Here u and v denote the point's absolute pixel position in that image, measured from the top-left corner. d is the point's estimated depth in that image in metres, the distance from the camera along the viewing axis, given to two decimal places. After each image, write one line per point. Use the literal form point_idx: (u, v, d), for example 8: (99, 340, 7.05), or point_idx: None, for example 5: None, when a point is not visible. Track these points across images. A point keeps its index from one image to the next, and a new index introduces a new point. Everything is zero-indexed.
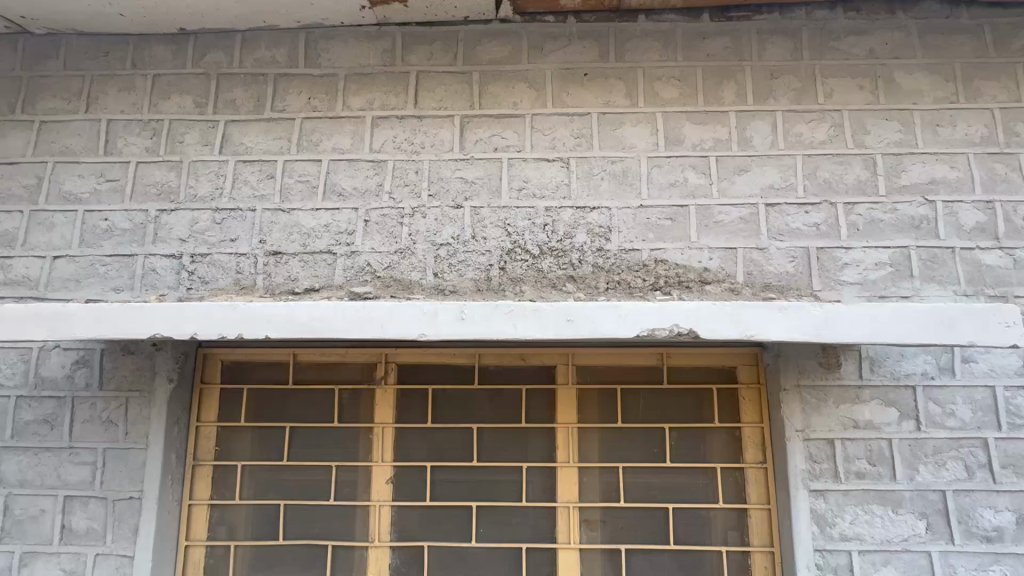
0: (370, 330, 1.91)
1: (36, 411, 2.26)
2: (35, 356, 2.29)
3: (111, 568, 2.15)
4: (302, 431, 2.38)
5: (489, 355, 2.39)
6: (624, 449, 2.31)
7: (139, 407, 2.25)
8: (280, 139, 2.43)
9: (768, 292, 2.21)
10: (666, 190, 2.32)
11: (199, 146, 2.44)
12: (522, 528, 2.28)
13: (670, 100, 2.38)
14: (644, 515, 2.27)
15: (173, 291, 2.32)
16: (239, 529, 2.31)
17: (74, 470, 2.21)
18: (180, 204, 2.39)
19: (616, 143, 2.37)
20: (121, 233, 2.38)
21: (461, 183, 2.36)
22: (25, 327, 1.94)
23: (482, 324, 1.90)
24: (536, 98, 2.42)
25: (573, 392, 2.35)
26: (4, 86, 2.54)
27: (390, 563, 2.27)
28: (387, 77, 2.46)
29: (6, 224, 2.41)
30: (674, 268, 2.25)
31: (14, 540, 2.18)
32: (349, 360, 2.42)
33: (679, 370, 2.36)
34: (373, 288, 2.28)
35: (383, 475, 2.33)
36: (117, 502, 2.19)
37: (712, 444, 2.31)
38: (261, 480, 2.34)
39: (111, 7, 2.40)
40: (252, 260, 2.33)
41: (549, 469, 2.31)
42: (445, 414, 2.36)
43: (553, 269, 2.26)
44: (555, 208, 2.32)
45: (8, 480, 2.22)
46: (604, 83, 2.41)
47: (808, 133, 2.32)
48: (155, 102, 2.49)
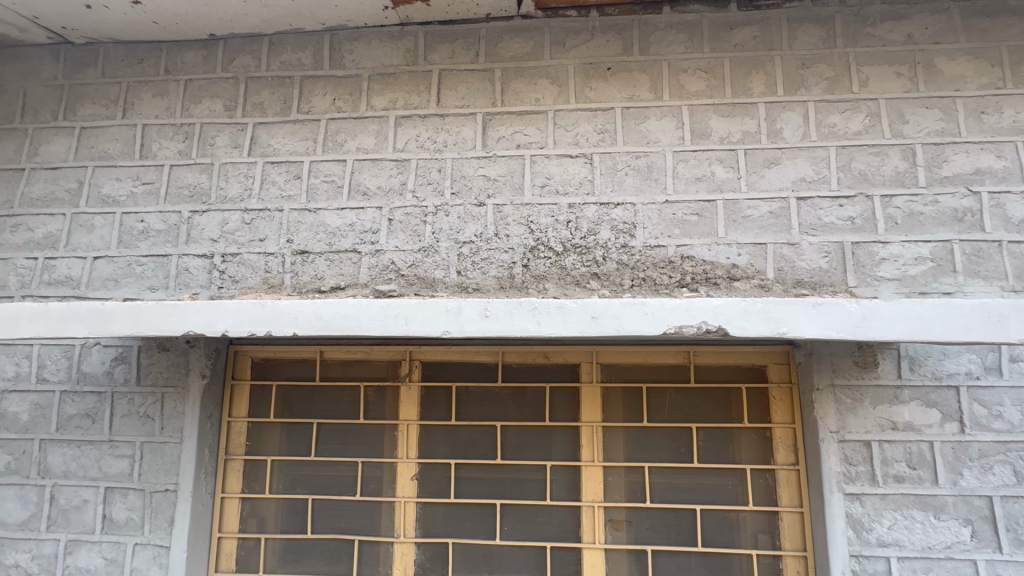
0: (394, 326, 1.91)
1: (78, 405, 2.36)
2: (77, 353, 2.39)
3: (149, 557, 2.23)
4: (329, 427, 2.42)
5: (512, 353, 2.38)
6: (649, 448, 2.28)
7: (174, 402, 2.33)
8: (306, 140, 2.48)
9: (800, 289, 2.14)
10: (692, 185, 2.27)
11: (230, 149, 2.50)
12: (546, 527, 2.27)
13: (696, 93, 2.33)
14: (670, 516, 2.23)
15: (205, 290, 2.39)
16: (269, 522, 2.36)
17: (114, 463, 2.30)
18: (211, 205, 2.46)
19: (640, 137, 2.33)
20: (157, 234, 2.46)
21: (483, 180, 2.36)
22: (68, 325, 2.02)
23: (506, 320, 1.88)
24: (559, 94, 2.40)
25: (597, 390, 2.33)
26: (47, 94, 2.65)
27: (415, 559, 2.29)
28: (410, 76, 2.48)
29: (49, 226, 2.51)
30: (701, 264, 2.20)
31: (60, 528, 2.28)
32: (374, 358, 2.44)
33: (705, 369, 2.31)
34: (397, 286, 2.30)
35: (408, 472, 2.35)
36: (154, 494, 2.26)
37: (741, 445, 2.25)
38: (290, 475, 2.39)
39: (145, 16, 2.48)
40: (280, 259, 2.38)
41: (574, 468, 2.29)
42: (469, 412, 2.37)
43: (576, 266, 2.24)
44: (579, 205, 2.30)
45: (53, 471, 2.32)
46: (628, 77, 2.38)
47: (842, 124, 2.24)
48: (187, 106, 2.56)
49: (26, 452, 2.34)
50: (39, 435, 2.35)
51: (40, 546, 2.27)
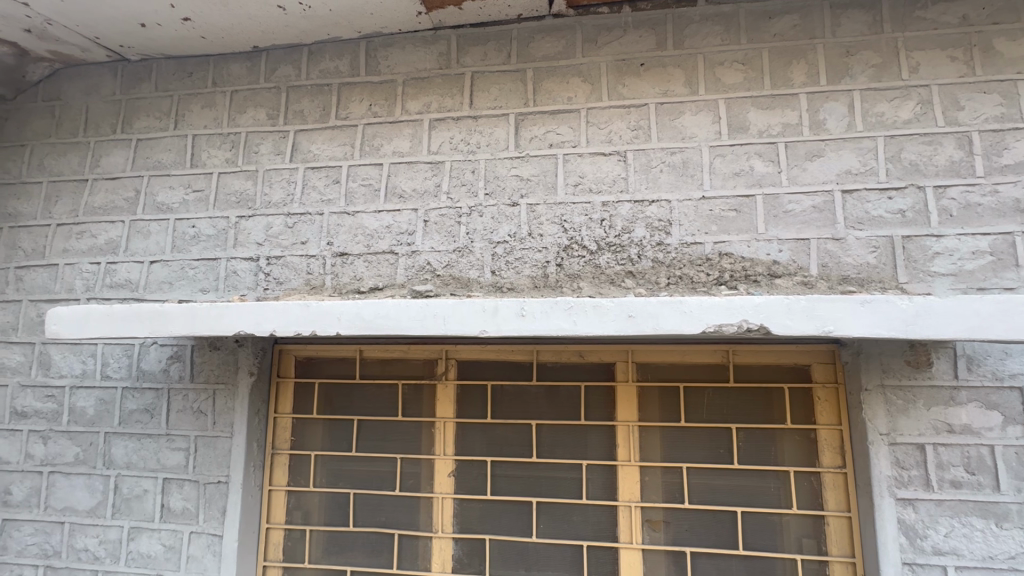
0: (433, 326, 1.94)
1: (138, 401, 2.51)
2: (136, 351, 2.54)
3: (204, 545, 2.35)
4: (369, 424, 2.49)
5: (546, 352, 2.39)
6: (687, 448, 2.25)
7: (225, 398, 2.44)
8: (344, 146, 2.55)
9: (846, 286, 2.06)
10: (730, 180, 2.22)
11: (273, 156, 2.60)
12: (582, 526, 2.27)
13: (733, 86, 2.28)
14: (710, 518, 2.19)
15: (252, 291, 2.50)
16: (313, 515, 2.46)
17: (171, 455, 2.44)
18: (257, 210, 2.57)
19: (675, 133, 2.29)
20: (207, 239, 2.59)
21: (517, 180, 2.37)
22: (129, 325, 2.15)
23: (542, 320, 1.87)
24: (592, 92, 2.39)
25: (633, 389, 2.31)
26: (107, 109, 2.83)
27: (454, 554, 2.33)
28: (443, 79, 2.52)
29: (110, 233, 2.68)
30: (740, 261, 2.15)
31: (123, 516, 2.43)
32: (411, 356, 2.50)
33: (746, 368, 2.26)
34: (433, 286, 2.35)
35: (446, 469, 2.39)
36: (208, 485, 2.38)
37: (784, 447, 2.19)
38: (332, 469, 2.48)
39: (195, 32, 2.59)
40: (321, 261, 2.46)
41: (610, 468, 2.29)
42: (504, 410, 2.39)
43: (611, 265, 2.23)
44: (612, 203, 2.28)
45: (117, 462, 2.48)
46: (661, 72, 2.34)
47: (890, 112, 2.14)
48: (233, 116, 2.68)
49: (93, 444, 2.51)
50: (104, 428, 2.51)
51: (106, 532, 2.44)
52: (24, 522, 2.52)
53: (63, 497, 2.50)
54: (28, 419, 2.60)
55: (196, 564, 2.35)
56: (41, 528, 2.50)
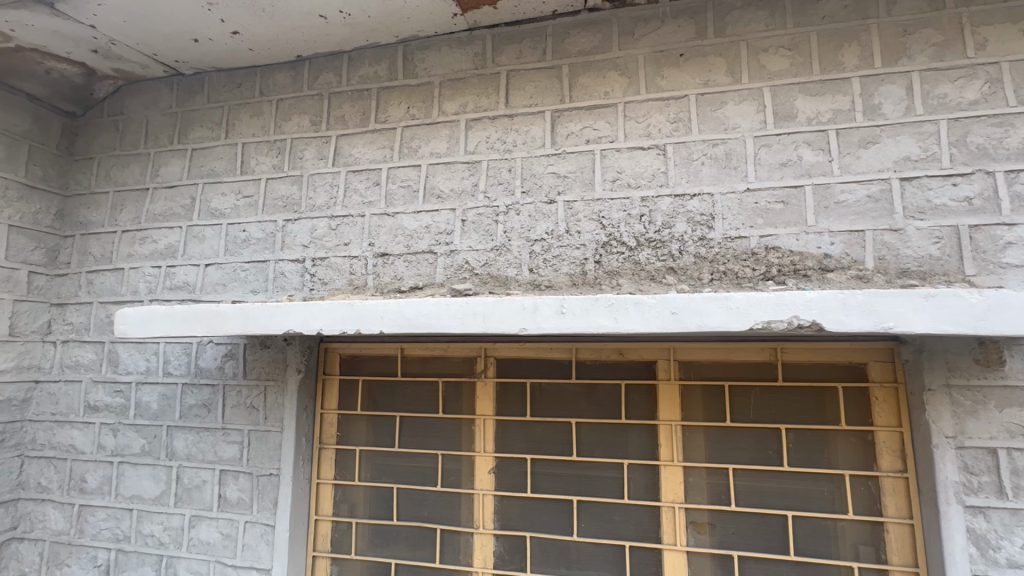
0: (473, 324, 1.94)
1: (197, 396, 2.65)
2: (194, 349, 2.69)
3: (258, 534, 2.46)
4: (411, 420, 2.55)
5: (585, 350, 2.37)
6: (733, 449, 2.18)
7: (275, 395, 2.55)
8: (383, 149, 2.61)
9: (906, 279, 1.95)
10: (776, 171, 2.13)
11: (316, 161, 2.70)
12: (625, 525, 2.24)
13: (779, 72, 2.18)
14: (758, 521, 2.12)
15: (299, 292, 2.59)
16: (359, 508, 2.54)
17: (227, 448, 2.57)
18: (302, 213, 2.66)
19: (716, 124, 2.22)
20: (257, 242, 2.71)
21: (554, 177, 2.36)
22: (188, 325, 2.26)
23: (583, 317, 1.83)
24: (629, 85, 2.34)
25: (676, 388, 2.26)
26: (165, 121, 3.00)
27: (495, 550, 2.35)
28: (479, 79, 2.53)
29: (170, 238, 2.85)
30: (788, 255, 2.07)
31: (185, 504, 2.58)
32: (451, 354, 2.53)
33: (795, 366, 2.17)
34: (472, 285, 2.37)
35: (486, 466, 2.41)
36: (261, 477, 2.50)
37: (838, 449, 2.09)
38: (376, 464, 2.55)
39: (243, 45, 2.70)
40: (363, 261, 2.53)
41: (652, 468, 2.25)
42: (544, 408, 2.39)
43: (651, 261, 2.19)
44: (652, 198, 2.24)
45: (179, 454, 2.63)
46: (701, 62, 2.28)
47: (954, 93, 2.00)
48: (279, 124, 2.79)
49: (157, 437, 2.68)
50: (167, 422, 2.67)
51: (169, 519, 2.59)
52: (98, 508, 2.72)
53: (131, 485, 2.68)
54: (99, 413, 2.80)
55: (251, 551, 2.46)
56: (112, 514, 2.69)
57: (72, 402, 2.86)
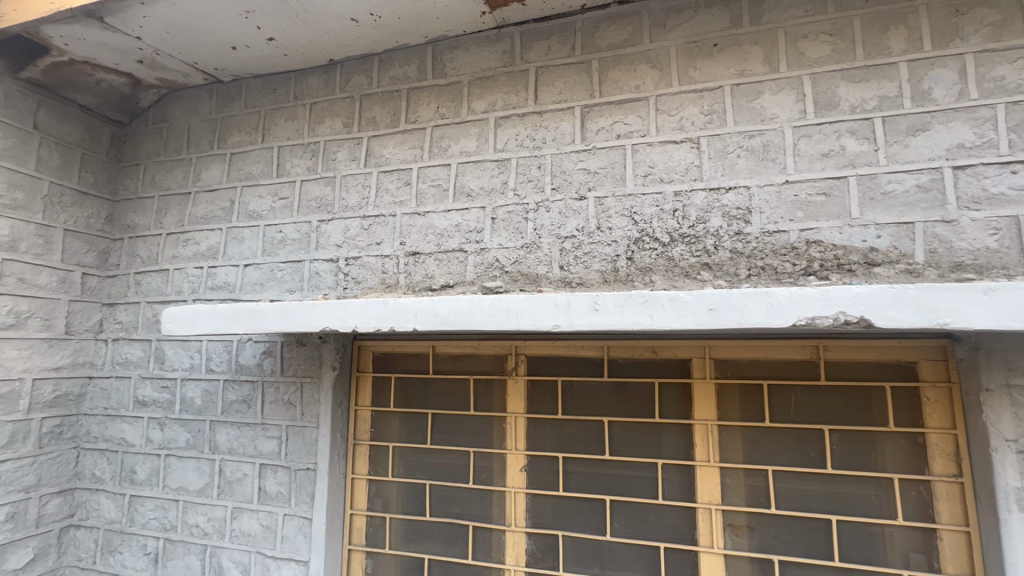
0: (506, 321, 1.93)
1: (237, 392, 2.74)
2: (235, 347, 2.78)
3: (296, 527, 2.53)
4: (443, 417, 2.57)
5: (617, 348, 2.34)
6: (773, 450, 2.11)
7: (311, 391, 2.61)
8: (414, 148, 2.64)
9: (960, 273, 1.84)
10: (817, 162, 2.05)
11: (349, 162, 2.75)
12: (659, 526, 2.20)
13: (819, 59, 2.10)
14: (800, 525, 2.05)
15: (334, 290, 2.65)
16: (392, 503, 2.58)
17: (266, 442, 2.65)
18: (335, 214, 2.72)
19: (753, 115, 2.16)
20: (292, 243, 2.78)
21: (584, 174, 2.34)
22: (228, 323, 2.34)
23: (617, 314, 1.80)
24: (661, 78, 2.30)
25: (712, 387, 2.20)
26: (205, 127, 3.11)
27: (527, 549, 2.35)
28: (508, 77, 2.53)
29: (211, 240, 2.96)
30: (831, 249, 1.99)
31: (227, 496, 2.67)
32: (482, 352, 2.54)
33: (839, 365, 2.08)
34: (503, 283, 2.37)
35: (518, 464, 2.41)
36: (298, 471, 2.56)
37: (885, 452, 2.00)
38: (409, 461, 2.58)
39: (278, 51, 2.77)
40: (395, 260, 2.57)
41: (687, 468, 2.20)
42: (575, 406, 2.37)
43: (685, 257, 2.15)
44: (685, 192, 2.19)
45: (221, 448, 2.73)
46: (737, 51, 2.21)
47: (1013, 75, 1.88)
48: (313, 127, 2.86)
49: (200, 431, 2.78)
50: (210, 417, 2.78)
51: (213, 511, 2.69)
52: (147, 498, 2.84)
53: (177, 477, 2.79)
54: (148, 408, 2.93)
55: (289, 543, 2.53)
56: (160, 504, 2.81)
57: (123, 396, 3.00)
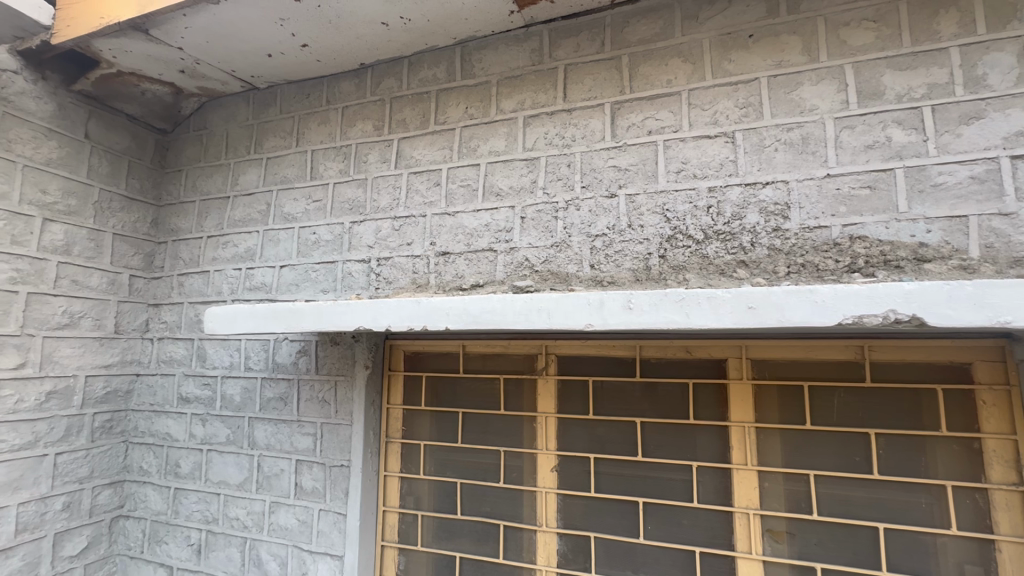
0: (539, 321, 1.91)
1: (274, 390, 2.82)
2: (272, 346, 2.86)
3: (331, 522, 2.58)
4: (473, 416, 2.58)
5: (650, 348, 2.30)
6: (815, 454, 2.03)
7: (345, 389, 2.66)
8: (443, 149, 2.66)
9: (1020, 269, 1.74)
10: (861, 154, 1.97)
11: (380, 164, 2.79)
12: (694, 530, 2.15)
13: (862, 48, 2.01)
14: (844, 533, 1.97)
15: (366, 291, 2.69)
16: (424, 501, 2.60)
17: (302, 439, 2.71)
18: (367, 215, 2.77)
19: (791, 107, 2.08)
20: (326, 244, 2.84)
21: (614, 171, 2.31)
22: (266, 323, 2.40)
23: (651, 313, 1.76)
24: (693, 72, 2.25)
25: (749, 388, 2.14)
26: (243, 132, 3.21)
27: (559, 549, 2.34)
28: (536, 76, 2.52)
29: (249, 242, 3.05)
30: (876, 244, 1.91)
31: (265, 491, 2.75)
32: (512, 351, 2.54)
33: (886, 366, 1.99)
34: (532, 282, 2.37)
35: (548, 464, 2.40)
36: (333, 468, 2.62)
37: (937, 458, 1.90)
38: (440, 459, 2.61)
39: (312, 57, 2.83)
40: (425, 260, 2.59)
41: (723, 471, 2.14)
42: (607, 406, 2.34)
43: (720, 254, 2.10)
44: (720, 188, 2.14)
45: (259, 444, 2.81)
46: (773, 42, 2.14)
47: None
48: (345, 130, 2.92)
49: (240, 427, 2.88)
50: (248, 413, 2.86)
51: (252, 504, 2.77)
52: (190, 491, 2.96)
53: (218, 471, 2.89)
54: (190, 404, 3.04)
55: (325, 538, 2.58)
56: (202, 497, 2.92)
57: (168, 393, 3.13)
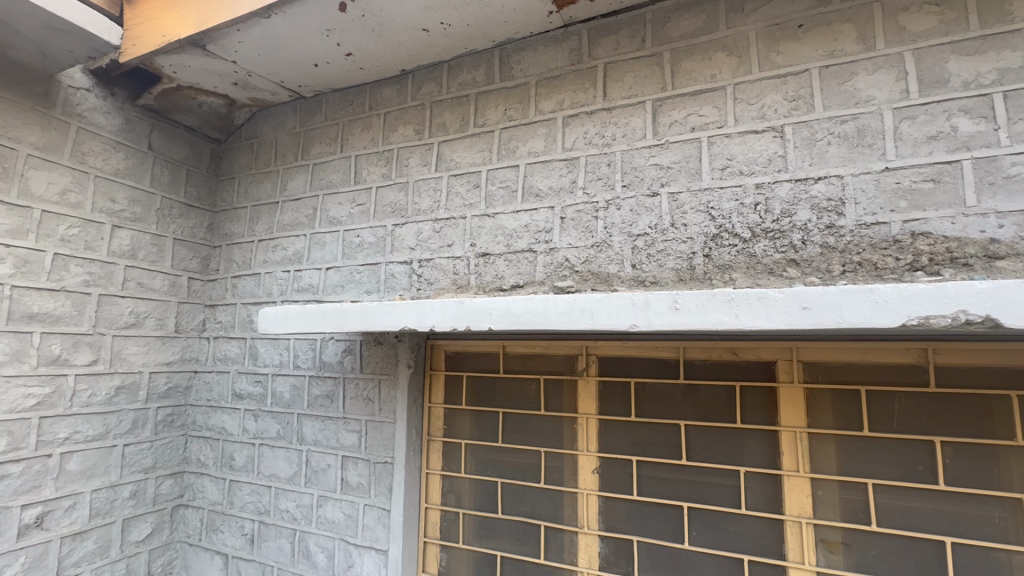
0: (583, 322, 1.90)
1: (321, 388, 2.92)
2: (319, 346, 2.97)
3: (375, 517, 2.65)
4: (513, 416, 2.59)
5: (694, 349, 2.25)
6: (872, 462, 1.94)
7: (388, 388, 2.73)
8: (483, 151, 2.69)
9: None
10: (923, 146, 1.86)
11: (421, 167, 2.85)
12: (742, 537, 2.09)
13: (923, 33, 1.91)
14: (906, 546, 1.86)
15: (408, 291, 2.75)
16: (465, 499, 2.64)
17: (347, 435, 2.80)
18: (409, 218, 2.83)
19: (845, 98, 1.99)
20: (369, 246, 2.92)
21: (656, 169, 2.28)
22: (315, 322, 2.48)
23: (699, 314, 1.72)
24: (738, 65, 2.19)
25: (801, 391, 2.06)
26: (290, 140, 3.35)
27: (600, 552, 2.32)
28: (575, 75, 2.51)
29: (297, 245, 3.17)
30: (941, 241, 1.80)
31: (313, 485, 2.85)
32: (552, 352, 2.54)
33: (952, 371, 1.88)
34: (573, 282, 2.36)
35: (590, 465, 2.39)
36: (377, 464, 2.69)
37: (1011, 469, 1.77)
38: (480, 458, 2.63)
39: (355, 65, 2.92)
40: (466, 261, 2.63)
41: (773, 477, 2.07)
42: (650, 409, 2.30)
43: (768, 253, 2.03)
44: (768, 184, 2.07)
45: (307, 439, 2.92)
46: (825, 31, 2.06)
47: None
48: (387, 135, 2.99)
49: (289, 423, 2.99)
50: (297, 410, 2.98)
51: (301, 497, 2.88)
52: (244, 483, 3.10)
53: (269, 465, 3.02)
54: (244, 400, 3.19)
55: (370, 532, 2.65)
56: (255, 489, 3.05)
57: (223, 389, 3.29)
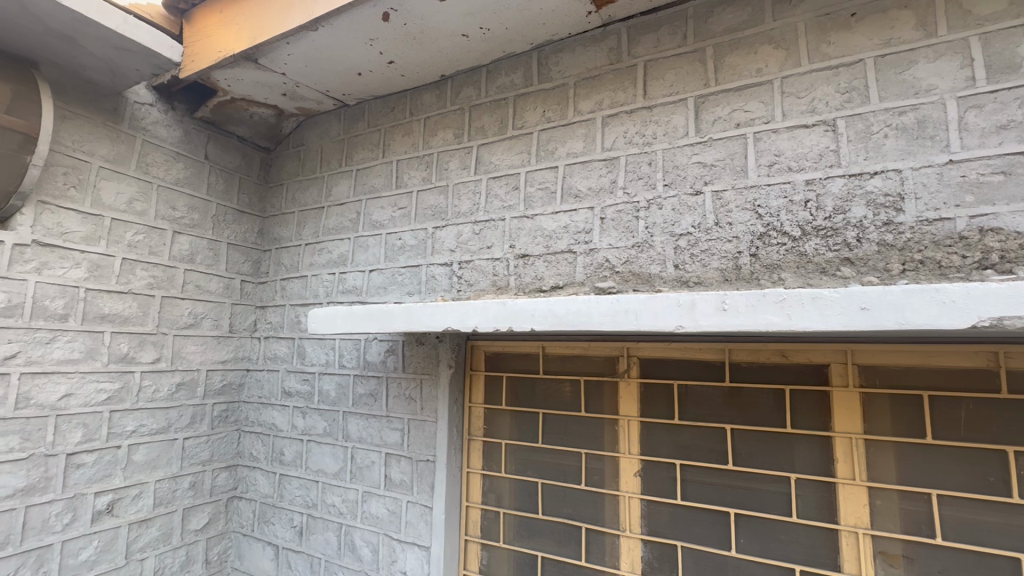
0: (627, 323, 1.89)
1: (366, 386, 3.01)
2: (363, 345, 3.06)
3: (418, 514, 2.71)
4: (553, 418, 2.59)
5: (740, 351, 2.19)
6: (937, 472, 1.83)
7: (429, 387, 2.78)
8: (521, 154, 2.70)
9: None
10: (992, 136, 1.75)
11: (460, 170, 2.89)
12: (793, 546, 2.01)
13: (992, 16, 1.79)
14: (975, 562, 1.75)
15: (449, 293, 2.80)
16: (506, 499, 2.66)
17: (391, 433, 2.87)
18: (448, 221, 2.88)
19: (903, 88, 1.90)
20: (411, 248, 2.99)
21: (699, 167, 2.23)
22: (361, 323, 2.56)
23: (748, 315, 1.68)
24: (786, 58, 2.12)
25: (856, 396, 1.97)
26: (335, 147, 3.47)
27: (643, 556, 2.28)
28: (615, 75, 2.49)
29: (342, 248, 3.28)
30: (1013, 237, 1.68)
31: (358, 481, 2.94)
32: (592, 353, 2.53)
33: None
34: (614, 283, 2.34)
35: (632, 468, 2.36)
36: (419, 462, 2.74)
37: None
38: (521, 458, 2.65)
39: (397, 72, 3.00)
40: (505, 262, 2.65)
41: (827, 485, 1.99)
42: (694, 412, 2.26)
43: (820, 252, 1.96)
44: (819, 180, 1.99)
45: (352, 436, 3.01)
46: (881, 19, 1.96)
47: None
48: (427, 140, 3.06)
49: (335, 420, 3.10)
50: (343, 408, 3.08)
51: (346, 492, 2.98)
52: (293, 477, 3.23)
53: (317, 460, 3.14)
54: (292, 398, 3.32)
55: (413, 529, 2.71)
56: (304, 483, 3.17)
57: (274, 387, 3.44)
